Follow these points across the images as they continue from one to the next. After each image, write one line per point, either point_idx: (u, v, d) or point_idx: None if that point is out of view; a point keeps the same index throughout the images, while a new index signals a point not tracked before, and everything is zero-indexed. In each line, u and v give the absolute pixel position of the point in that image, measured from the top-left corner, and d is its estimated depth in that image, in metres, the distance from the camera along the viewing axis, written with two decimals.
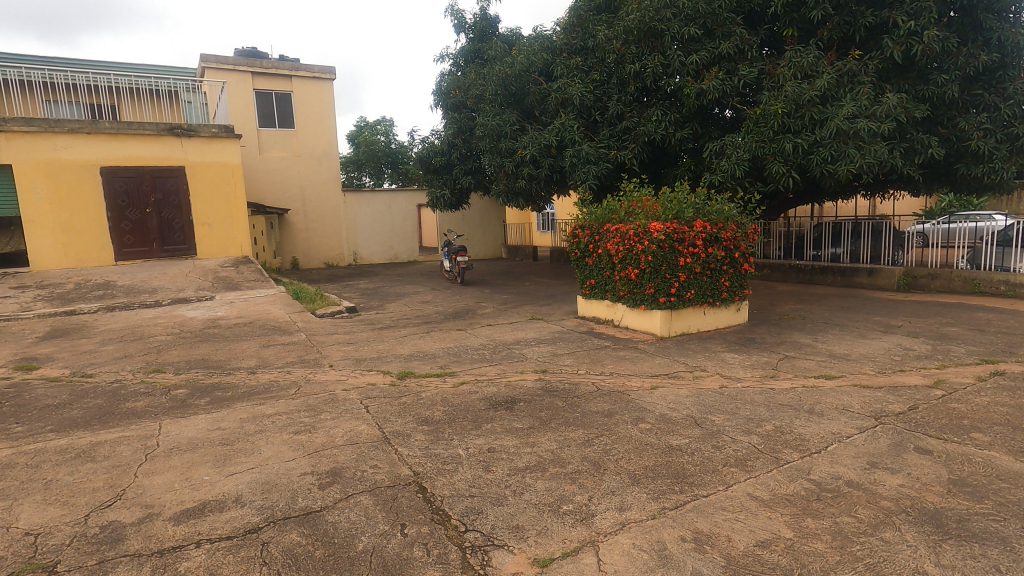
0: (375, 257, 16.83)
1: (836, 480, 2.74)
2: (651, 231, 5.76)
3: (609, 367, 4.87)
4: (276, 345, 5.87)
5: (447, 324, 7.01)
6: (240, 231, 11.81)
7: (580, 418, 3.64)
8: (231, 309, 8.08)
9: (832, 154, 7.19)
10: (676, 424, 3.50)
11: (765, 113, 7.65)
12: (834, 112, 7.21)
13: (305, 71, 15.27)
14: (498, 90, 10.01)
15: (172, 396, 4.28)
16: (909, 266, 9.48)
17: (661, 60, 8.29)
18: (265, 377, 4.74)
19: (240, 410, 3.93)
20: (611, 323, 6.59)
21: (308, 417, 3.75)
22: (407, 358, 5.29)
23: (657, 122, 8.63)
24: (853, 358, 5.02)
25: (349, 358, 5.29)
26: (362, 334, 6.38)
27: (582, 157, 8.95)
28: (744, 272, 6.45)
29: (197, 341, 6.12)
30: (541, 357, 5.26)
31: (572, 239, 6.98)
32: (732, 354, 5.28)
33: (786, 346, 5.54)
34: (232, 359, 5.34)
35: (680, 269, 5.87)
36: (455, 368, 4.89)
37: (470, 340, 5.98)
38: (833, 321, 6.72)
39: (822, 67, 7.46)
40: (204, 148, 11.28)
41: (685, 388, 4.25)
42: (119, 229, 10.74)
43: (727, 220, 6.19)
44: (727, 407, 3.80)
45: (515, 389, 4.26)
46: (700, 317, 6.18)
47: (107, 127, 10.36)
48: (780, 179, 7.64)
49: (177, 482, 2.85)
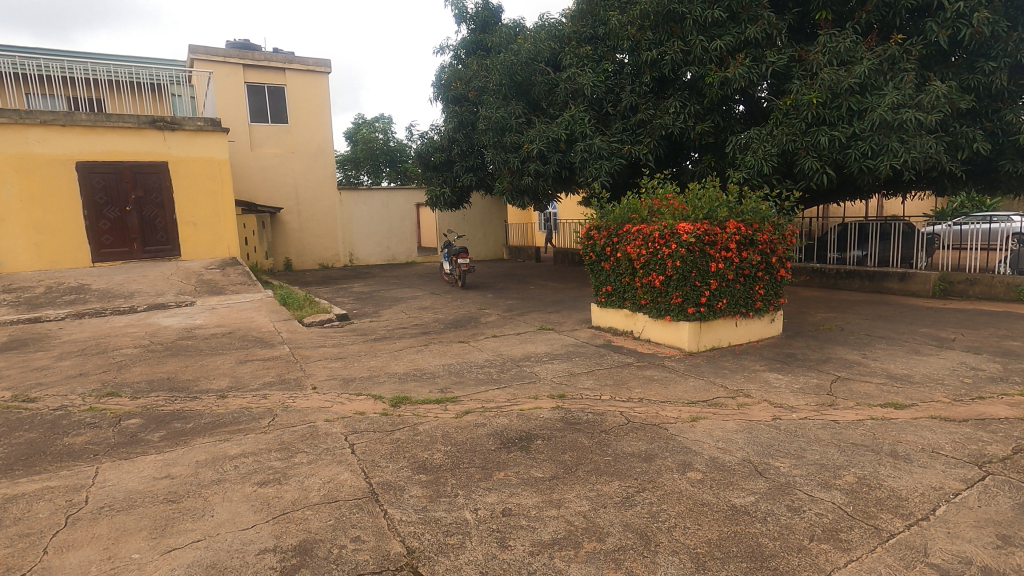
0: (371, 258, 16.14)
1: (967, 566, 2.06)
2: (679, 232, 5.09)
3: (637, 392, 4.19)
4: (254, 361, 5.17)
5: (447, 335, 6.32)
6: (228, 230, 11.13)
7: (613, 464, 2.96)
8: (212, 316, 7.37)
9: (873, 148, 6.54)
10: (734, 474, 2.83)
11: (797, 104, 7.00)
12: (875, 102, 6.54)
13: (298, 64, 14.61)
14: (504, 79, 9.32)
15: (121, 430, 3.58)
16: (945, 271, 8.74)
17: (681, 47, 7.63)
18: (236, 403, 4.05)
19: (199, 449, 3.23)
20: (630, 334, 5.92)
21: (280, 461, 3.06)
22: (403, 377, 4.61)
23: (675, 113, 7.95)
24: (917, 381, 4.35)
25: (336, 378, 4.61)
26: (353, 347, 5.70)
27: (594, 152, 8.30)
28: (780, 279, 5.77)
29: (168, 356, 5.43)
30: (557, 377, 4.59)
31: (585, 241, 6.31)
32: (774, 374, 4.61)
33: (833, 364, 4.86)
34: (202, 379, 4.65)
35: (712, 276, 5.19)
36: (458, 392, 4.20)
37: (475, 356, 5.29)
38: (876, 333, 6.05)
39: (861, 52, 6.77)
40: (188, 142, 10.59)
41: (732, 421, 3.57)
42: (96, 228, 10.04)
43: (764, 220, 5.53)
44: (790, 449, 3.13)
45: (531, 421, 3.58)
46: (732, 329, 5.52)
47: (83, 119, 9.66)
48: (813, 175, 6.97)
49: (95, 564, 2.16)
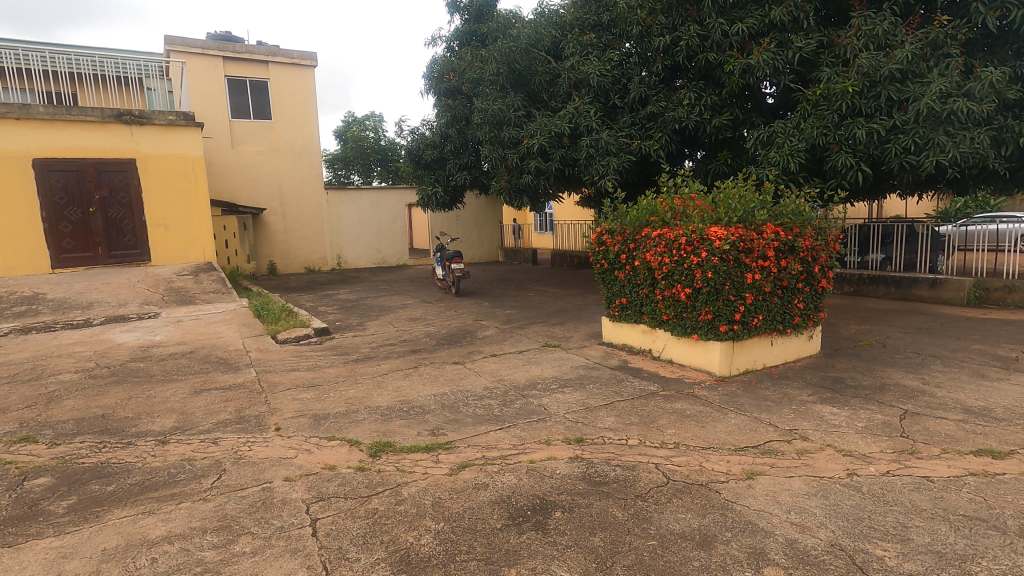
0: (360, 261, 15.32)
1: None
2: (709, 238, 4.36)
3: (671, 434, 3.43)
4: (212, 391, 4.38)
5: (439, 354, 5.55)
6: (203, 233, 10.30)
7: (661, 554, 2.21)
8: (174, 331, 6.55)
9: (916, 143, 5.87)
10: (828, 571, 2.09)
11: (828, 93, 6.28)
12: (918, 90, 5.85)
13: (283, 57, 13.80)
14: (501, 68, 8.50)
15: (19, 496, 2.78)
16: (980, 276, 8.02)
17: (698, 31, 6.92)
18: (177, 453, 3.26)
19: (111, 530, 2.45)
20: (648, 354, 5.20)
21: (215, 551, 2.28)
22: (386, 414, 3.85)
23: (690, 106, 7.23)
24: (1002, 417, 3.62)
25: (305, 416, 3.83)
26: (331, 372, 4.93)
27: (601, 147, 7.57)
28: (821, 291, 5.05)
29: (112, 384, 4.62)
30: (571, 412, 3.84)
31: (596, 246, 5.58)
32: (829, 408, 3.87)
33: (894, 394, 4.13)
34: (144, 417, 3.85)
35: (747, 289, 4.46)
36: (452, 435, 3.44)
37: (472, 383, 4.53)
38: (926, 351, 5.34)
39: (902, 35, 6.08)
40: (159, 138, 9.77)
41: (798, 480, 2.83)
42: (56, 231, 9.17)
43: (805, 223, 4.81)
44: (889, 526, 2.39)
45: (545, 481, 2.83)
46: (767, 349, 4.80)
47: (40, 112, 8.81)
48: (846, 173, 6.27)
49: None
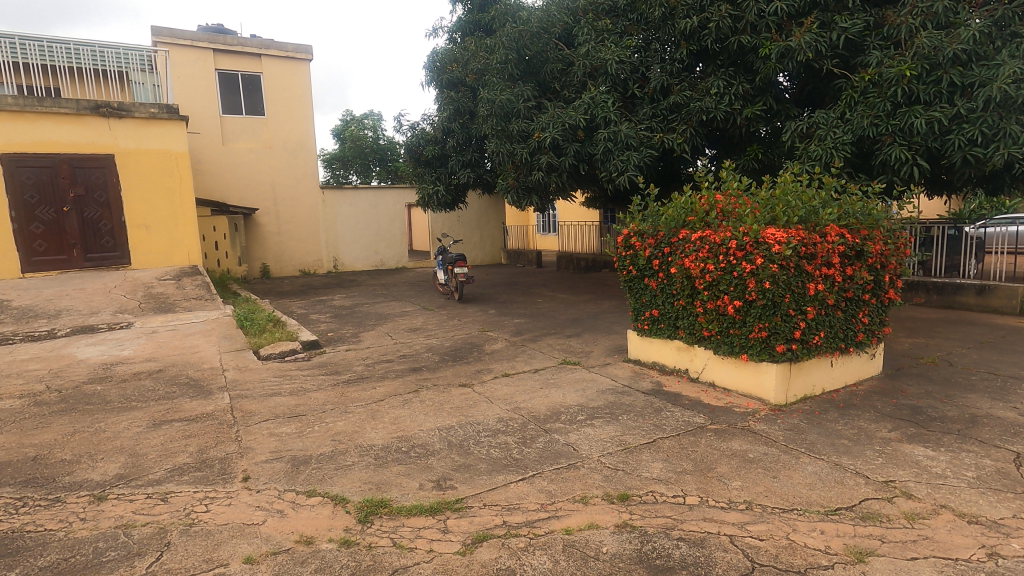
0: (359, 263, 14.62)
1: None
2: (767, 241, 3.66)
3: (738, 489, 2.73)
4: (174, 424, 3.67)
5: (443, 374, 4.84)
6: (187, 234, 9.60)
7: None
8: (146, 345, 5.83)
9: (984, 133, 5.23)
10: None
11: (879, 79, 5.60)
12: (985, 74, 5.22)
13: (276, 49, 13.11)
14: (510, 55, 7.80)
15: None
16: None
17: (730, 11, 6.24)
18: (113, 516, 2.55)
19: None
20: (686, 375, 4.50)
21: None
22: (380, 457, 3.13)
23: (719, 95, 6.54)
24: None
25: (280, 460, 3.11)
26: (317, 397, 4.21)
27: (620, 141, 6.86)
28: (887, 303, 4.35)
29: (58, 413, 3.91)
30: (607, 455, 3.13)
31: (623, 250, 4.88)
32: (921, 449, 3.16)
33: (993, 429, 3.43)
34: (83, 461, 3.14)
35: (809, 303, 3.76)
36: (463, 490, 2.74)
37: (483, 413, 3.82)
38: (1004, 372, 4.63)
39: (965, 13, 5.43)
40: (139, 132, 9.06)
41: (927, 565, 2.13)
42: (26, 233, 8.44)
43: (872, 225, 4.13)
44: None
45: (590, 566, 2.13)
46: (827, 371, 4.10)
47: (8, 103, 8.11)
48: (900, 167, 5.57)
49: None
